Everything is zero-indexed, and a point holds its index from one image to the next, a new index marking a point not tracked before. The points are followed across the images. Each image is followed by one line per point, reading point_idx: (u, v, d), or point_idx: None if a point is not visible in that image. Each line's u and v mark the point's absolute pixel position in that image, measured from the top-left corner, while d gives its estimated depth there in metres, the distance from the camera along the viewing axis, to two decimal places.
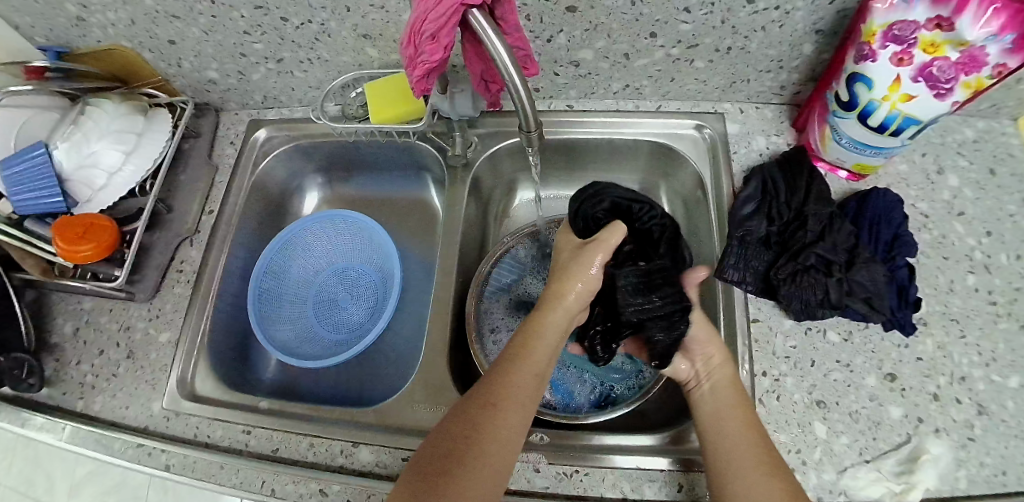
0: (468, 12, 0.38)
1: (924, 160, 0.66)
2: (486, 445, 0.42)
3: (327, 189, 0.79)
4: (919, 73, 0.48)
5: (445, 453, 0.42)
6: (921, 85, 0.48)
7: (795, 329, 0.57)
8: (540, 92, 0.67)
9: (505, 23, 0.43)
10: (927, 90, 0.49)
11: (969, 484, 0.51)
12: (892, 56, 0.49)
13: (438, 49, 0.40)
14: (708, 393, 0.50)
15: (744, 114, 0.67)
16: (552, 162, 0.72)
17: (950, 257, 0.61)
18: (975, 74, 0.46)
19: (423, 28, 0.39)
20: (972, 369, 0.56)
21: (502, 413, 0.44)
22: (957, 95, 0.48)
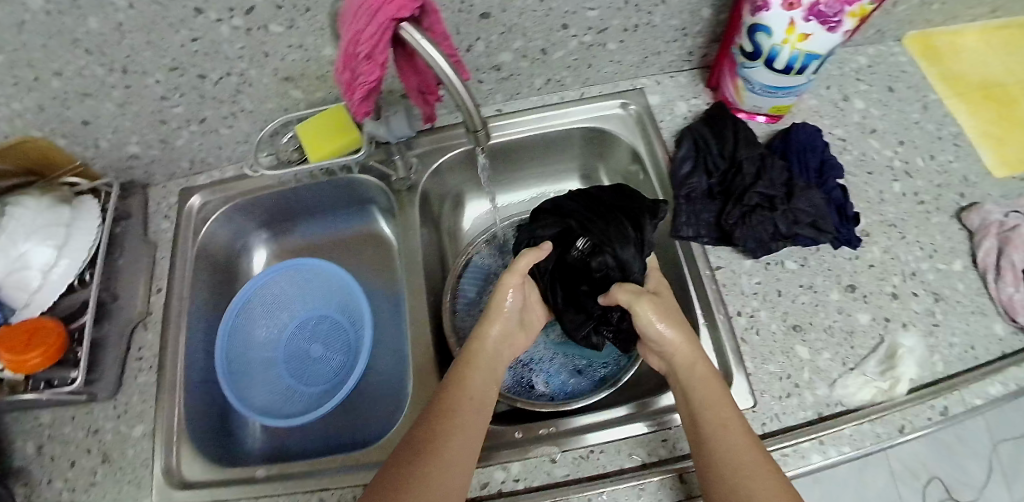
0: (399, 26, 0.40)
1: (829, 92, 0.69)
2: (452, 435, 0.45)
3: (272, 243, 0.77)
4: (809, 13, 0.52)
5: (416, 445, 0.45)
6: (813, 23, 0.53)
7: (756, 267, 0.60)
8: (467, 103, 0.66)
9: (433, 34, 0.44)
10: (820, 27, 0.53)
11: (946, 365, 0.58)
12: (782, 3, 0.53)
13: (375, 67, 0.41)
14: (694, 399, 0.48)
15: (661, 84, 0.70)
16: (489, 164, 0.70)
17: (874, 171, 0.64)
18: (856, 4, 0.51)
19: (356, 50, 0.40)
20: (919, 264, 0.61)
21: (464, 427, 0.46)
22: (846, 26, 0.53)
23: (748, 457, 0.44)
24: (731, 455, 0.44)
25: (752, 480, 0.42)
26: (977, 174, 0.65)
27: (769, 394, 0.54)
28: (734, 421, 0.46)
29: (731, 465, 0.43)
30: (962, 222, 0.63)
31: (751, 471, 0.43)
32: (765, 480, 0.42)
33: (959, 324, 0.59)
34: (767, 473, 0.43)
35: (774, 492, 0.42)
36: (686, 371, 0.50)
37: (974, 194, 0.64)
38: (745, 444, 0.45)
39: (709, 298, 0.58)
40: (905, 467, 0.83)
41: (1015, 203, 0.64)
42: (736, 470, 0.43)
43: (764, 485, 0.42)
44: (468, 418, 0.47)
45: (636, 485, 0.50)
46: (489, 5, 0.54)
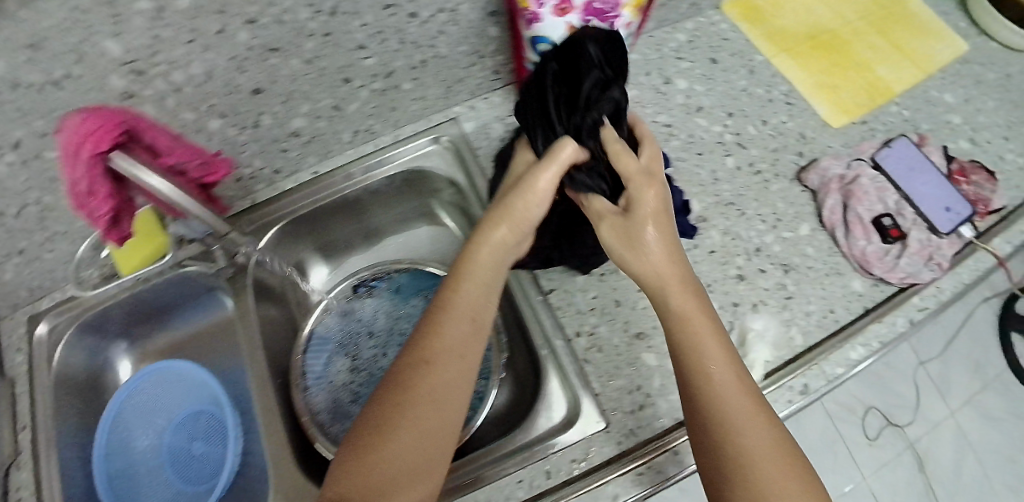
0: (109, 160, 0.39)
1: (651, 78, 0.67)
2: (448, 373, 0.39)
3: (139, 347, 0.73)
4: (585, 14, 0.51)
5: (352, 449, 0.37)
6: (595, 22, 0.52)
7: (589, 281, 0.57)
8: (282, 172, 0.63)
9: (159, 147, 0.44)
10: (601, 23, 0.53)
11: (805, 336, 0.56)
12: (554, 11, 0.51)
13: (104, 200, 0.42)
14: (684, 342, 0.40)
15: (475, 110, 0.66)
16: (315, 234, 0.67)
17: (703, 151, 0.62)
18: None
19: (76, 190, 0.40)
20: (763, 238, 0.59)
21: (419, 413, 0.38)
22: (625, 17, 0.53)
23: (737, 402, 0.37)
24: (730, 399, 0.37)
25: (745, 427, 0.36)
26: (814, 128, 0.64)
27: (621, 411, 0.52)
28: (711, 351, 0.39)
29: (728, 406, 0.37)
30: (803, 183, 0.61)
31: (737, 421, 0.36)
32: (757, 424, 0.36)
33: (815, 291, 0.57)
34: (757, 414, 0.37)
35: (769, 437, 0.36)
36: (670, 315, 0.41)
37: (813, 150, 0.63)
38: (734, 382, 0.38)
39: (546, 325, 0.55)
40: (851, 412, 0.92)
41: (855, 151, 0.62)
42: (722, 419, 0.36)
43: (756, 431, 0.36)
44: (420, 407, 0.38)
45: None
46: (257, 80, 0.51)
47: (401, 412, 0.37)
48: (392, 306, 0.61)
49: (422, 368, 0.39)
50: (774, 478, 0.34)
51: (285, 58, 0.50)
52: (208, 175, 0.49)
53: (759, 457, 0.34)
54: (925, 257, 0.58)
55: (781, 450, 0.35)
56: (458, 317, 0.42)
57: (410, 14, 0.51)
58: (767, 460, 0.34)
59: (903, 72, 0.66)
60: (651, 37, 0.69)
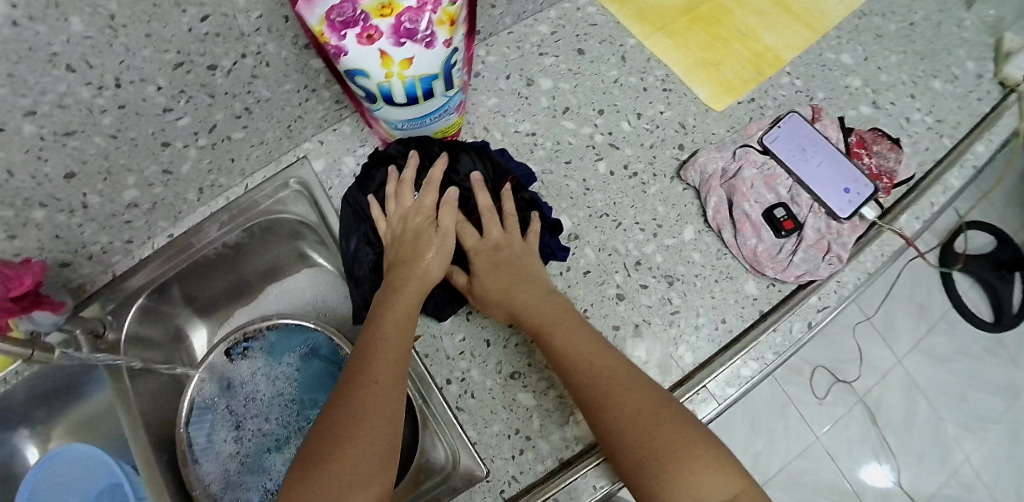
0: None
1: (511, 83, 0.60)
2: (381, 399, 0.39)
3: (39, 432, 0.67)
4: (396, 37, 0.43)
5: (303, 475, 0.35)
6: (409, 45, 0.44)
7: (456, 323, 0.53)
8: (135, 241, 0.60)
9: None
10: (417, 46, 0.44)
11: (698, 354, 0.52)
12: (359, 40, 0.42)
13: None
14: (574, 357, 0.44)
15: (325, 144, 0.61)
16: (200, 297, 0.65)
17: (572, 158, 0.57)
18: (441, 7, 0.43)
19: None
20: (644, 249, 0.54)
21: (371, 428, 0.37)
22: (445, 35, 0.45)
23: (624, 392, 0.41)
24: (620, 389, 0.41)
25: (630, 406, 0.40)
26: (695, 115, 0.59)
27: (500, 459, 0.49)
28: (586, 351, 0.44)
29: (611, 393, 0.41)
30: (684, 181, 0.56)
31: (622, 402, 0.40)
32: (639, 398, 0.41)
33: (705, 301, 0.53)
34: (643, 388, 0.42)
35: (650, 410, 0.40)
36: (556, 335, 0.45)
37: (695, 140, 0.58)
38: (607, 365, 0.43)
39: (415, 373, 0.52)
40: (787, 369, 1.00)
41: (740, 135, 0.58)
42: (610, 408, 0.40)
43: (638, 406, 0.40)
44: (372, 417, 0.38)
45: None
46: (65, 165, 0.46)
47: (332, 452, 0.36)
48: (267, 366, 0.61)
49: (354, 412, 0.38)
50: (659, 441, 0.38)
51: (86, 135, 0.45)
52: (9, 291, 0.47)
53: (644, 425, 0.39)
54: (823, 249, 0.52)
55: (662, 412, 0.40)
56: (387, 344, 0.43)
57: (210, 66, 0.45)
58: (654, 426, 0.39)
59: (792, 38, 0.63)
60: (508, 34, 0.62)
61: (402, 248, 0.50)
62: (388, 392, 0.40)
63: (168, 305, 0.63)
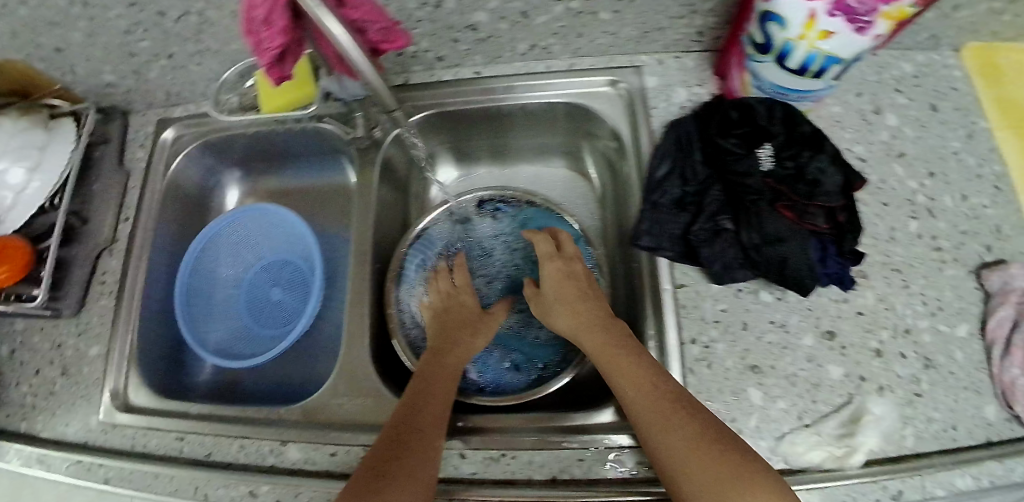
0: None
1: (859, 101, 0.59)
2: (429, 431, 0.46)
3: (246, 183, 0.76)
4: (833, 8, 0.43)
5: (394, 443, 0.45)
6: (839, 20, 0.44)
7: (724, 292, 0.53)
8: (444, 61, 0.61)
9: None
10: (845, 25, 0.44)
11: (916, 441, 0.51)
12: None
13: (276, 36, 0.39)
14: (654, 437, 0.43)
15: (662, 66, 0.60)
16: (458, 135, 0.66)
17: (890, 203, 0.56)
18: (897, 4, 0.41)
19: (254, 14, 0.38)
20: (916, 321, 0.53)
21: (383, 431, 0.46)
22: (878, 28, 0.44)
23: (671, 440, 0.42)
24: (660, 436, 0.43)
25: (694, 462, 0.40)
26: (1012, 225, 0.55)
27: None
28: (652, 395, 0.45)
29: (669, 441, 0.42)
30: (980, 281, 0.54)
31: (699, 459, 0.40)
32: (673, 443, 0.42)
33: (945, 400, 0.52)
34: (682, 429, 0.43)
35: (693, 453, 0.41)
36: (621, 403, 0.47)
37: (1002, 250, 0.55)
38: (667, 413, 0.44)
39: (665, 320, 0.53)
40: None
41: None
42: (666, 454, 0.42)
43: (691, 459, 0.41)
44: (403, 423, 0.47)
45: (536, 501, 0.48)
46: None
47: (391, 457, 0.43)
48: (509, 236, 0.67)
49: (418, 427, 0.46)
50: (732, 489, 0.38)
51: None
52: (384, 43, 0.45)
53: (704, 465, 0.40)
54: None
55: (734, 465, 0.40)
56: (433, 399, 0.50)
57: None
58: (704, 486, 0.39)
59: None
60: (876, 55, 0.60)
61: (450, 320, 0.59)
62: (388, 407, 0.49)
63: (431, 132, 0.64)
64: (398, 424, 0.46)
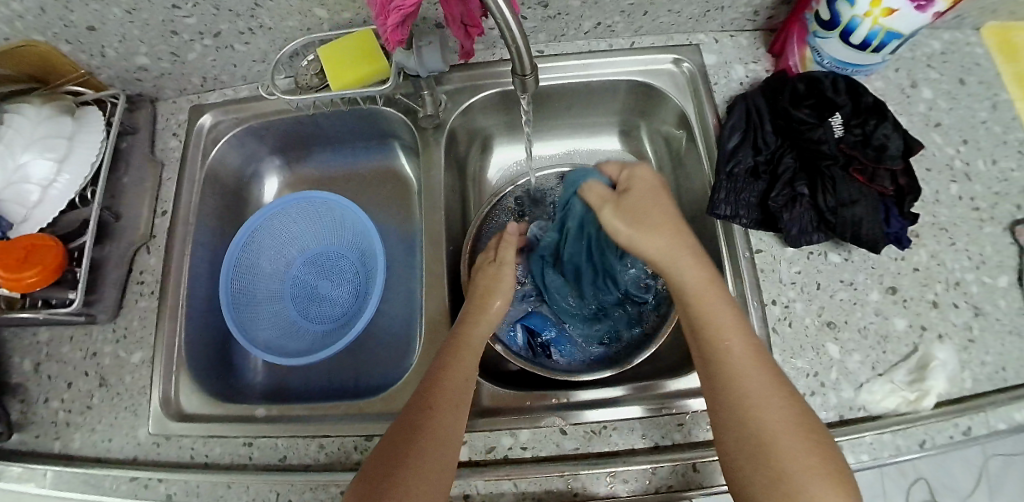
0: None
1: (898, 75, 0.66)
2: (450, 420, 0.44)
3: (286, 171, 0.75)
4: None
5: (412, 420, 0.44)
6: None
7: (798, 255, 0.57)
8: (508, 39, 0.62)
9: None
10: (908, 3, 0.48)
11: (973, 383, 0.54)
12: None
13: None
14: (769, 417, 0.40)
15: (719, 44, 0.66)
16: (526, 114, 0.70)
17: (932, 168, 0.62)
18: None
19: None
20: (964, 274, 0.58)
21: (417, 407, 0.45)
22: (937, 6, 0.48)
23: (771, 415, 0.40)
24: (756, 408, 0.41)
25: (782, 453, 0.39)
26: None
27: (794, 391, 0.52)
28: (755, 382, 0.42)
29: (767, 426, 0.40)
30: (1015, 236, 0.59)
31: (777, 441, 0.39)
32: (780, 424, 0.40)
33: (994, 343, 0.55)
34: (786, 414, 0.40)
35: (796, 455, 0.38)
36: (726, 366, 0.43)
37: None
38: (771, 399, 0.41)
39: (744, 283, 0.56)
40: None
41: None
42: (758, 432, 0.40)
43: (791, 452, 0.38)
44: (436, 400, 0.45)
45: (646, 468, 0.49)
46: None
47: (405, 448, 0.42)
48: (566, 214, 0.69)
49: (434, 407, 0.44)
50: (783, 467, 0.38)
51: None
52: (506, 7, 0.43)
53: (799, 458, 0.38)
54: None
55: (826, 472, 0.38)
56: (456, 377, 0.46)
57: None
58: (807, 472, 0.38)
59: None
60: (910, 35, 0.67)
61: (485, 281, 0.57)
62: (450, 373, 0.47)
63: (501, 111, 0.66)
64: (413, 407, 0.45)
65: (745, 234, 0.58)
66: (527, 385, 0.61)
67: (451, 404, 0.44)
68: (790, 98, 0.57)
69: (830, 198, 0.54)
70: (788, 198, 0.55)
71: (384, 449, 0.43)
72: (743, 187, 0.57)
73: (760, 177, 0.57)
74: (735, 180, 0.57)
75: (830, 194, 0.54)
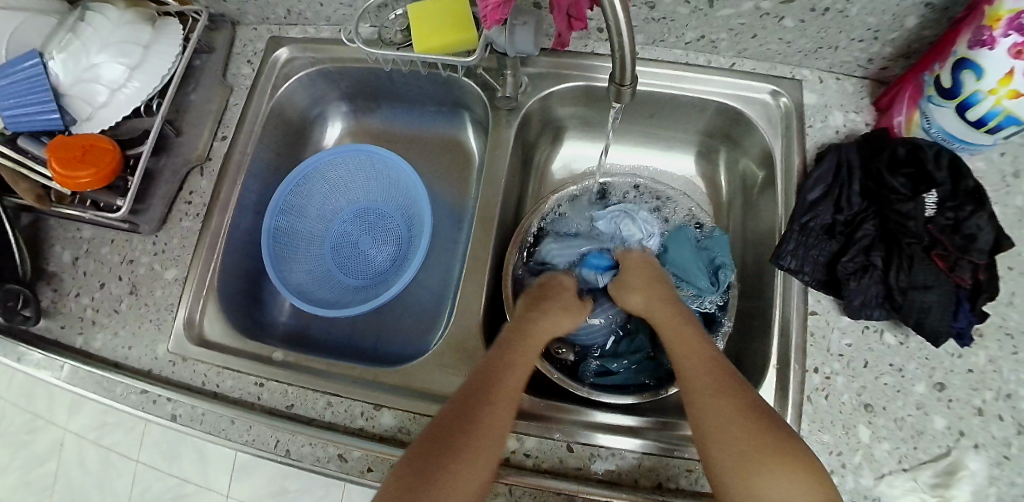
0: None
1: (1002, 160, 0.61)
2: (492, 429, 0.41)
3: (350, 118, 0.73)
4: None
5: (457, 415, 0.42)
6: None
7: (852, 326, 0.55)
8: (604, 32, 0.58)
9: None
10: None
11: None
12: (1011, 47, 0.43)
13: None
14: (705, 381, 0.45)
15: (823, 84, 0.62)
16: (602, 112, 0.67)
17: (1015, 267, 0.58)
18: None
19: None
20: (1020, 387, 0.54)
21: (488, 415, 0.42)
22: None
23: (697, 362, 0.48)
24: (688, 361, 0.48)
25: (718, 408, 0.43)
26: None
27: None
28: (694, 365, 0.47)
29: (702, 387, 0.45)
30: None
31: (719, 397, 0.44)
32: (732, 413, 0.42)
33: None
34: (737, 409, 0.42)
35: (730, 419, 0.42)
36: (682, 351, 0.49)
37: None
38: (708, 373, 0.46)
39: (790, 343, 0.54)
40: None
41: None
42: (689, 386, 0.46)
43: (722, 416, 0.42)
44: (494, 405, 0.43)
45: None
46: None
47: (443, 462, 0.38)
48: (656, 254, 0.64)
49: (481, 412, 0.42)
50: (733, 427, 0.41)
51: None
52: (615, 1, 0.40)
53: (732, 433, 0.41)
54: None
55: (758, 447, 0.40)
56: (508, 374, 0.46)
57: None
58: (722, 427, 0.42)
59: None
60: None
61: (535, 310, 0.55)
62: (512, 377, 0.46)
63: (579, 107, 0.63)
64: (463, 398, 0.43)
65: (803, 293, 0.55)
66: (544, 391, 0.59)
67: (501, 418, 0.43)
68: (891, 162, 0.54)
69: (904, 277, 0.51)
70: (858, 268, 0.52)
71: (420, 449, 0.40)
72: (816, 243, 0.54)
73: (834, 236, 0.55)
74: (807, 233, 0.54)
75: (906, 274, 0.51)
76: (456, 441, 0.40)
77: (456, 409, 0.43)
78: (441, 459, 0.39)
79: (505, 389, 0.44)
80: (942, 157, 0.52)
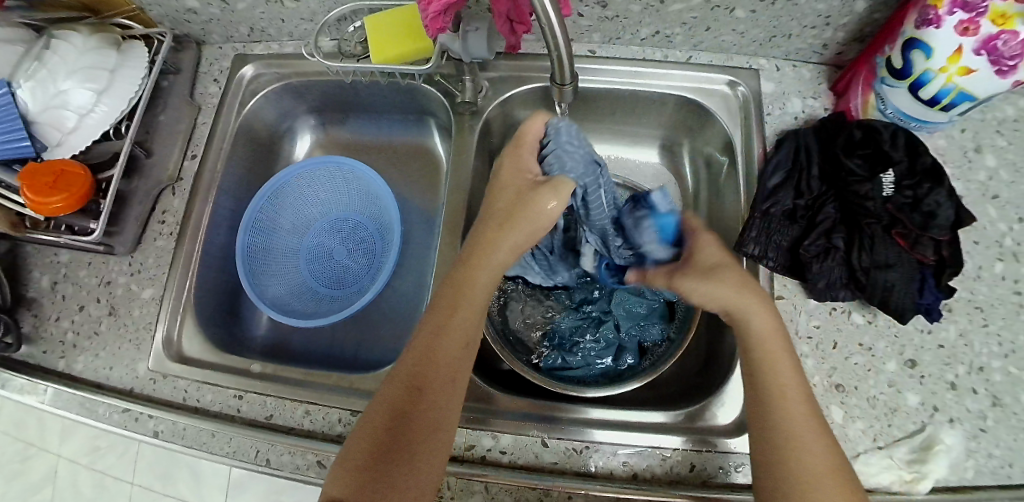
0: None
1: (963, 136, 0.62)
2: (443, 413, 0.41)
3: (321, 131, 0.74)
4: (982, 46, 0.44)
5: (399, 396, 0.41)
6: (983, 59, 0.45)
7: (819, 308, 0.55)
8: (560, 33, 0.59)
9: None
10: (989, 65, 0.45)
11: (975, 475, 0.51)
12: (957, 25, 0.44)
13: None
14: (785, 401, 0.40)
15: (780, 72, 0.63)
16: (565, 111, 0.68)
17: (980, 242, 0.58)
18: None
19: None
20: (991, 359, 0.55)
21: (437, 393, 0.41)
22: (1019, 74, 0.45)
23: (786, 378, 0.41)
24: (776, 377, 0.41)
25: (790, 420, 0.39)
26: None
27: None
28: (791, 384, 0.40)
29: (788, 401, 0.40)
30: None
31: (794, 407, 0.39)
32: (816, 449, 0.37)
33: (1009, 438, 0.52)
34: (818, 446, 0.37)
35: (803, 443, 0.37)
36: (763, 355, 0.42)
37: None
38: (803, 397, 0.40)
39: None
40: None
41: None
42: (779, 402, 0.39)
43: (802, 438, 0.38)
44: (439, 379, 0.42)
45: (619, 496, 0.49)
46: None
47: (399, 450, 0.39)
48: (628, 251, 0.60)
49: (426, 390, 0.41)
50: (788, 444, 0.38)
51: None
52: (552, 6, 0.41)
53: (793, 449, 0.37)
54: None
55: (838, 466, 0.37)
56: (444, 341, 0.43)
57: None
58: (789, 445, 0.38)
59: None
60: None
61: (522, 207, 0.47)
62: (451, 342, 0.43)
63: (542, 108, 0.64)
64: (403, 377, 0.42)
65: (770, 278, 0.56)
66: (520, 389, 0.60)
67: (452, 392, 0.42)
68: (846, 146, 0.55)
69: (866, 257, 0.51)
70: (819, 252, 0.53)
71: (370, 434, 0.40)
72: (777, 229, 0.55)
73: (796, 221, 0.55)
74: (768, 220, 0.55)
75: (868, 254, 0.51)
76: (404, 426, 0.40)
77: (401, 389, 0.41)
78: (392, 447, 0.39)
79: (450, 358, 0.43)
80: (896, 137, 0.53)
